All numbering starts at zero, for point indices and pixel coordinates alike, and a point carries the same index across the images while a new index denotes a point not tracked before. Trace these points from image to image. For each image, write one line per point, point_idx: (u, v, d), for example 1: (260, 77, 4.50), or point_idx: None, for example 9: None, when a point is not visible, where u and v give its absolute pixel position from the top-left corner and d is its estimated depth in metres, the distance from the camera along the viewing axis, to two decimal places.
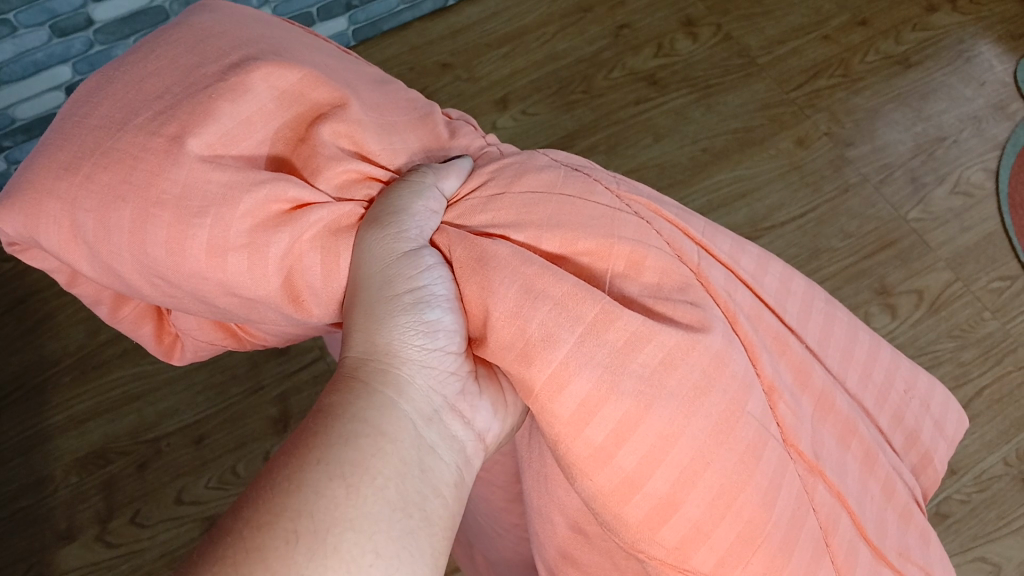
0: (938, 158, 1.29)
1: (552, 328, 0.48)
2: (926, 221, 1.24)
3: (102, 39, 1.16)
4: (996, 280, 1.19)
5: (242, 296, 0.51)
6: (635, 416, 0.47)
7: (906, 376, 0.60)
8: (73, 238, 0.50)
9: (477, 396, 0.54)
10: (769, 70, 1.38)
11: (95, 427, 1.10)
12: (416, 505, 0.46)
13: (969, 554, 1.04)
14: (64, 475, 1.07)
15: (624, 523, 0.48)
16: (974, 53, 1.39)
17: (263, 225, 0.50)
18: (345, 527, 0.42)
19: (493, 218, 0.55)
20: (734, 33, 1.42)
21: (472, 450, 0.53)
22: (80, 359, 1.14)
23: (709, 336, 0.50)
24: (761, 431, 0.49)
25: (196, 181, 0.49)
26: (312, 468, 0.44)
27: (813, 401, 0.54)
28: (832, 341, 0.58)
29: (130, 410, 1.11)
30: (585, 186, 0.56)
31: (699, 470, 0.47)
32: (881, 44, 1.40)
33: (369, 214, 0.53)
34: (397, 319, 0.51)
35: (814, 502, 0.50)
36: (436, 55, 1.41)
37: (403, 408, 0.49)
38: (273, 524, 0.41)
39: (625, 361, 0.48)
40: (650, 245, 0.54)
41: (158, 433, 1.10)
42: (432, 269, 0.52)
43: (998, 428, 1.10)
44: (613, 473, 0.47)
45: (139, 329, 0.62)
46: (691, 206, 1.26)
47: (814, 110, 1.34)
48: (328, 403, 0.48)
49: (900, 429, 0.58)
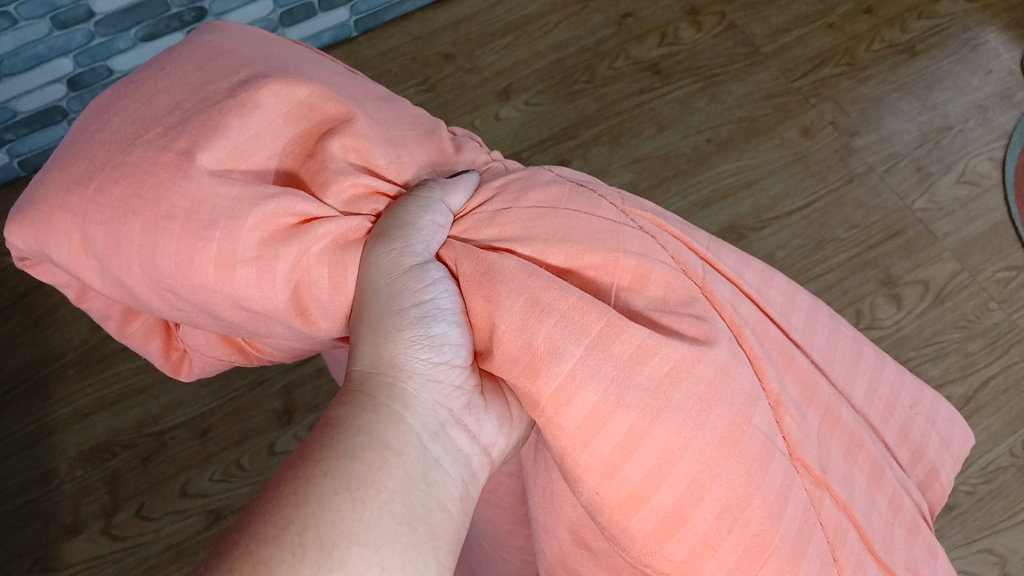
0: (944, 147, 1.28)
1: (558, 341, 0.48)
2: (932, 211, 1.23)
3: (102, 32, 1.15)
4: (1002, 270, 1.19)
5: (250, 310, 0.50)
6: (642, 429, 0.46)
7: (910, 392, 0.59)
8: (83, 251, 0.50)
9: (483, 410, 0.53)
10: (774, 59, 1.37)
11: (99, 422, 1.10)
12: (422, 520, 0.45)
13: (974, 545, 1.04)
14: (69, 469, 1.07)
15: (630, 536, 0.48)
16: (980, 41, 1.38)
17: (271, 239, 0.50)
18: (351, 541, 0.42)
19: (500, 232, 0.54)
20: (738, 21, 1.41)
21: (478, 464, 0.52)
22: (83, 353, 1.14)
23: (715, 348, 0.49)
24: (767, 445, 0.48)
25: (205, 194, 0.49)
26: (318, 481, 0.43)
27: (820, 415, 0.53)
28: (837, 354, 0.57)
29: (134, 404, 1.11)
30: (590, 201, 0.55)
31: (705, 483, 0.47)
32: (886, 32, 1.39)
33: (376, 228, 0.52)
34: (402, 333, 0.51)
35: (821, 516, 0.49)
36: (438, 45, 1.40)
37: (409, 421, 0.49)
38: (280, 537, 0.41)
39: (632, 374, 0.47)
40: (655, 258, 0.53)
41: (162, 426, 1.10)
42: (438, 283, 0.52)
43: (1004, 419, 1.10)
44: (620, 487, 0.47)
45: (147, 345, 0.62)
46: (695, 197, 1.25)
47: (819, 99, 1.33)
48: (335, 416, 0.48)
49: (906, 444, 0.57)
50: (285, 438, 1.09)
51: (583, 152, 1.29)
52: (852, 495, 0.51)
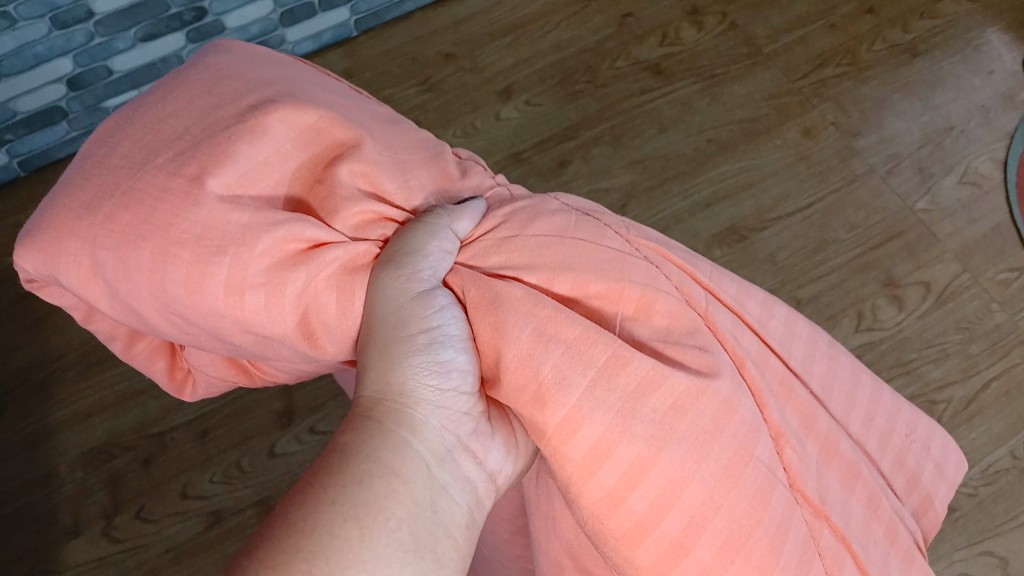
0: (946, 148, 1.28)
1: (565, 371, 0.48)
2: (933, 212, 1.23)
3: (102, 32, 1.15)
4: (1004, 272, 1.19)
5: (259, 334, 0.50)
6: (647, 460, 0.47)
7: (907, 419, 0.59)
8: (92, 277, 0.49)
9: (489, 436, 0.53)
10: (776, 59, 1.37)
11: (99, 423, 1.10)
12: (428, 546, 0.45)
13: (976, 547, 1.04)
14: (69, 470, 1.07)
15: (635, 566, 0.48)
16: (983, 41, 1.38)
17: (281, 265, 0.49)
18: (359, 570, 0.42)
19: (506, 260, 0.54)
20: (739, 22, 1.41)
21: (483, 490, 0.52)
22: (84, 354, 1.14)
23: (718, 381, 0.50)
24: (767, 476, 0.49)
25: (215, 222, 0.48)
26: (327, 507, 0.43)
27: (818, 445, 0.53)
28: (836, 383, 0.57)
29: (135, 405, 1.11)
30: (595, 230, 0.56)
31: (708, 514, 0.47)
32: (888, 32, 1.39)
33: (385, 254, 0.52)
34: (411, 359, 0.50)
35: (818, 546, 0.49)
36: (439, 45, 1.40)
37: (417, 447, 0.48)
38: (288, 564, 0.41)
39: (637, 406, 0.48)
40: (659, 289, 0.53)
41: (163, 428, 1.09)
42: (446, 309, 0.52)
43: (1006, 421, 1.10)
44: (625, 518, 0.47)
45: (152, 366, 0.61)
46: (696, 198, 1.25)
47: (821, 100, 1.33)
48: (342, 441, 0.48)
49: (902, 472, 0.57)
50: (285, 440, 1.09)
51: (584, 152, 1.28)
52: (850, 525, 0.51)
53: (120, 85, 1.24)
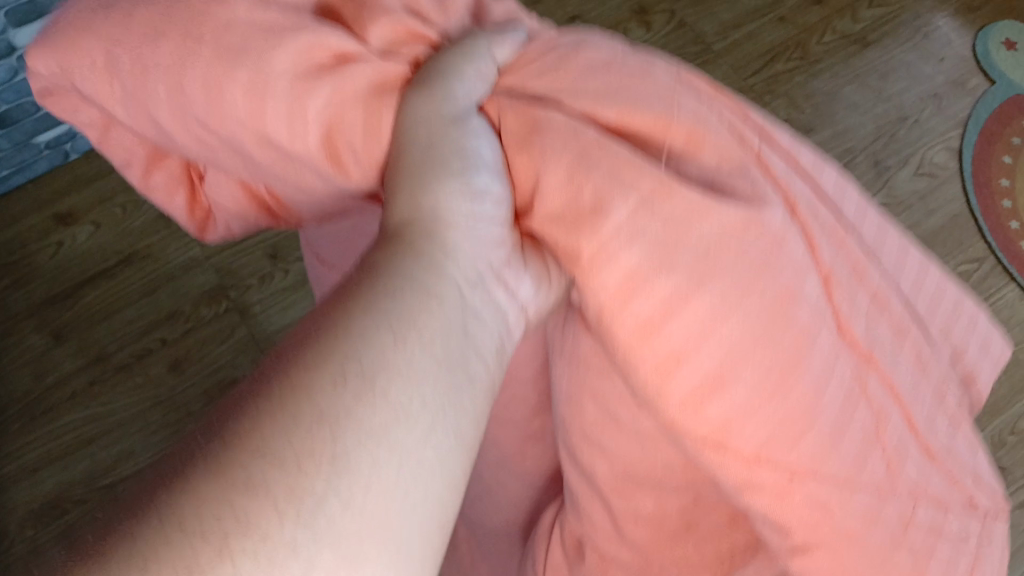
0: (899, 139, 1.27)
1: (604, 193, 0.40)
2: (890, 206, 1.22)
3: (28, 64, 1.08)
4: (963, 264, 1.18)
5: (281, 151, 0.44)
6: (686, 292, 0.39)
7: (954, 295, 0.48)
8: (108, 77, 0.45)
9: (523, 267, 0.41)
10: (726, 57, 1.34)
11: (48, 477, 1.06)
12: (464, 369, 0.35)
13: None
14: (19, 529, 1.03)
15: (662, 410, 0.40)
16: (932, 27, 1.37)
17: (305, 74, 0.43)
18: (389, 374, 0.32)
19: (550, 85, 0.44)
20: (688, 19, 1.38)
21: (517, 325, 0.40)
22: (27, 406, 1.10)
23: (767, 211, 0.41)
24: (817, 314, 0.40)
25: (236, 20, 0.43)
26: (358, 311, 0.33)
27: (869, 296, 0.43)
28: (884, 242, 0.47)
29: (84, 456, 1.07)
30: (643, 60, 0.45)
31: (751, 350, 0.39)
32: (838, 23, 1.37)
33: (417, 76, 0.43)
34: (442, 176, 0.39)
35: (866, 395, 0.40)
36: None
37: (456, 264, 0.37)
38: (312, 367, 0.31)
39: (681, 236, 0.39)
40: (711, 122, 0.43)
41: (115, 478, 1.06)
42: (480, 135, 0.42)
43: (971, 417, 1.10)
44: (661, 346, 0.39)
45: (172, 200, 0.56)
46: None
47: (773, 96, 1.31)
48: (372, 257, 0.37)
49: (947, 345, 0.46)
50: None
51: None
52: (922, 383, 0.42)
53: (50, 118, 1.17)
